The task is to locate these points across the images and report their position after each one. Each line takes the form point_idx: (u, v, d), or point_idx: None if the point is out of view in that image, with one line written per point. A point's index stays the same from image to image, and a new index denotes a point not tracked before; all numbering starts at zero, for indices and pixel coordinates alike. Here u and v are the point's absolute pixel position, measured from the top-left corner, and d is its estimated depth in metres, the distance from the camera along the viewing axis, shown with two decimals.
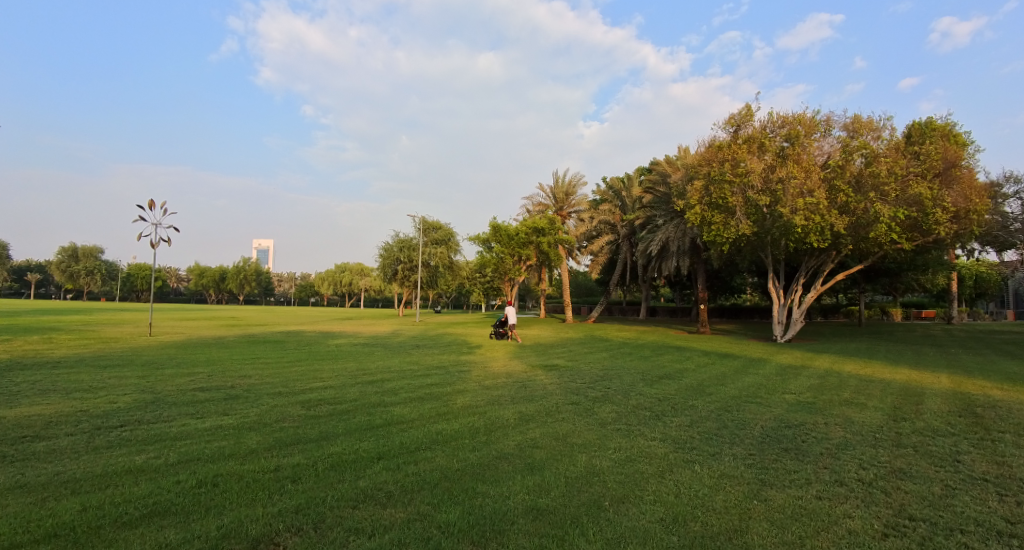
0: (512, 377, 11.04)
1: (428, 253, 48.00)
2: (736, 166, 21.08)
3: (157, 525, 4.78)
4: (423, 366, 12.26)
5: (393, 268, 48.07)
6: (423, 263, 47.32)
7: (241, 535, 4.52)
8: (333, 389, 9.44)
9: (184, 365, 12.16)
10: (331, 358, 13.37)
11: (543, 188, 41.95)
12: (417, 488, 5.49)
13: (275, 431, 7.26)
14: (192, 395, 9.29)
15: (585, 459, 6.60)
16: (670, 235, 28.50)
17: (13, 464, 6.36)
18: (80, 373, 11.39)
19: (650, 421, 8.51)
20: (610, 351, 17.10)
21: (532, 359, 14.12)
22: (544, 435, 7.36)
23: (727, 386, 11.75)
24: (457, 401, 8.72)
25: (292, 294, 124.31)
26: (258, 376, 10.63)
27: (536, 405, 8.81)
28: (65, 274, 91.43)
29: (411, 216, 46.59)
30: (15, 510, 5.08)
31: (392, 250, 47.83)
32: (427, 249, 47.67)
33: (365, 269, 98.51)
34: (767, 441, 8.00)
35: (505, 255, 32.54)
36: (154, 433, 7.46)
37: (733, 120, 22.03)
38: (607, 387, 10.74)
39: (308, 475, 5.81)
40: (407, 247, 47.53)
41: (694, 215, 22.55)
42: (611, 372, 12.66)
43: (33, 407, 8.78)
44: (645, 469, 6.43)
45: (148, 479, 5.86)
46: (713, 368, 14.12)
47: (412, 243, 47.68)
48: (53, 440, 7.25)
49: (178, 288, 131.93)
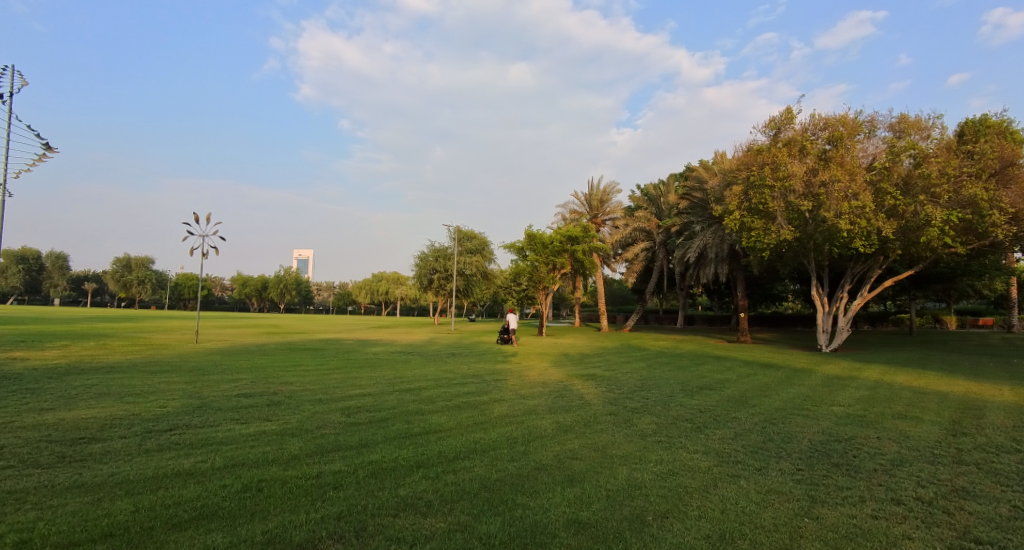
0: (549, 386, 10.93)
1: (463, 262, 48.56)
2: (777, 170, 20.42)
3: (205, 528, 4.88)
4: (458, 374, 12.22)
5: (428, 277, 48.81)
6: (457, 272, 47.83)
7: (285, 541, 4.57)
8: (371, 397, 9.49)
9: (228, 371, 12.54)
10: (368, 366, 13.52)
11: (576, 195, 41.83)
12: (456, 498, 5.44)
13: (317, 437, 7.37)
14: (236, 401, 9.54)
15: (626, 472, 6.43)
16: (708, 242, 27.83)
17: (71, 464, 6.67)
18: (132, 378, 11.84)
19: (691, 433, 8.26)
20: (647, 361, 16.75)
21: (568, 369, 13.94)
22: (583, 446, 7.21)
23: (771, 398, 11.30)
24: (494, 410, 8.66)
25: (331, 303, 127.54)
26: (299, 384, 10.80)
27: (574, 415, 8.68)
28: (119, 283, 96.92)
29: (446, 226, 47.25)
30: (74, 509, 5.31)
31: (427, 259, 48.74)
32: (461, 258, 48.28)
33: (402, 278, 100.54)
34: (815, 455, 7.64)
35: (539, 263, 31.95)
36: (201, 437, 7.69)
37: (772, 122, 21.40)
38: (646, 397, 10.48)
39: (349, 483, 5.86)
40: (442, 256, 48.24)
41: (732, 220, 21.95)
42: (649, 382, 12.37)
43: (89, 410, 9.21)
44: (689, 483, 6.22)
45: (196, 482, 6.02)
46: (755, 378, 13.63)
47: (447, 252, 48.29)
48: (107, 442, 7.56)
49: (223, 296, 137.45)
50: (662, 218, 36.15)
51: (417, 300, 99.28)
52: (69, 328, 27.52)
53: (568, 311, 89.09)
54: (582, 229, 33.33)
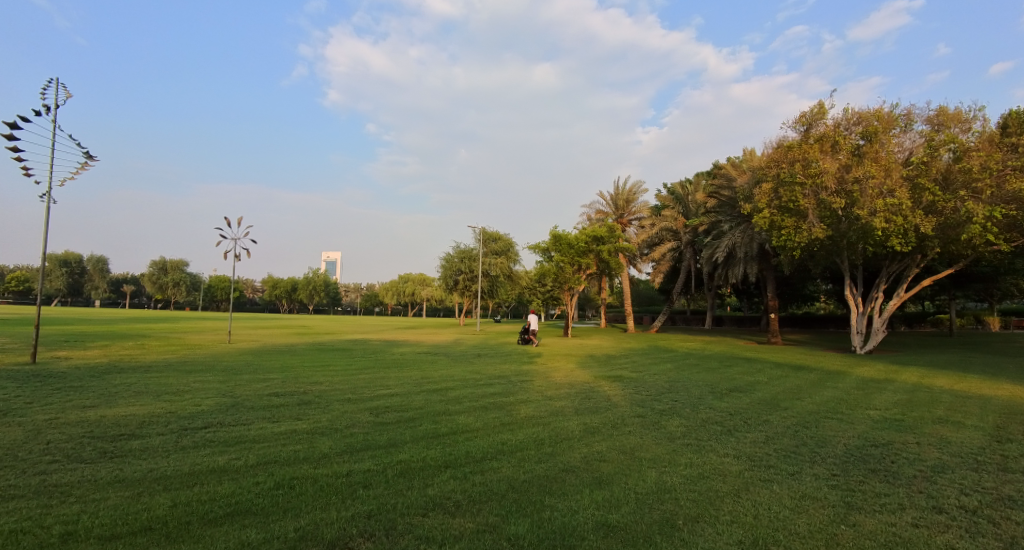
0: (575, 388, 10.86)
1: (488, 263, 48.75)
2: (808, 167, 19.91)
3: (239, 524, 5.00)
4: (485, 375, 12.25)
5: (454, 278, 49.19)
6: (483, 273, 48.05)
7: (317, 538, 4.64)
8: (399, 397, 9.59)
9: (260, 371, 12.84)
10: (395, 366, 13.66)
11: (603, 195, 41.62)
12: (484, 498, 5.45)
13: (346, 436, 7.48)
14: (268, 400, 9.76)
15: (655, 475, 6.33)
16: (737, 241, 27.30)
17: (112, 459, 6.93)
18: (169, 377, 12.22)
19: (721, 436, 8.10)
20: (675, 363, 16.51)
21: (595, 370, 13.83)
22: (610, 448, 7.14)
23: (804, 401, 10.99)
24: (521, 411, 8.66)
25: (359, 305, 129.65)
26: (328, 383, 10.99)
27: (601, 417, 8.61)
28: (155, 286, 100.44)
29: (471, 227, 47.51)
30: (116, 503, 5.51)
31: (452, 261, 49.12)
32: (486, 260, 48.47)
33: (428, 279, 101.53)
34: (851, 460, 7.40)
35: (565, 264, 31.81)
36: (234, 435, 7.90)
37: (803, 118, 20.88)
38: (674, 400, 10.33)
39: (379, 481, 5.92)
40: (467, 257, 48.55)
41: (762, 219, 21.48)
42: (677, 384, 12.19)
43: (129, 408, 9.55)
44: (719, 487, 6.09)
45: (230, 479, 6.18)
46: (787, 381, 13.29)
47: (472, 253, 48.61)
48: (146, 438, 7.83)
49: (254, 297, 141.06)
50: (689, 218, 35.63)
51: (442, 301, 99.99)
52: (111, 329, 28.66)
53: (593, 312, 88.48)
54: (608, 229, 33.10)
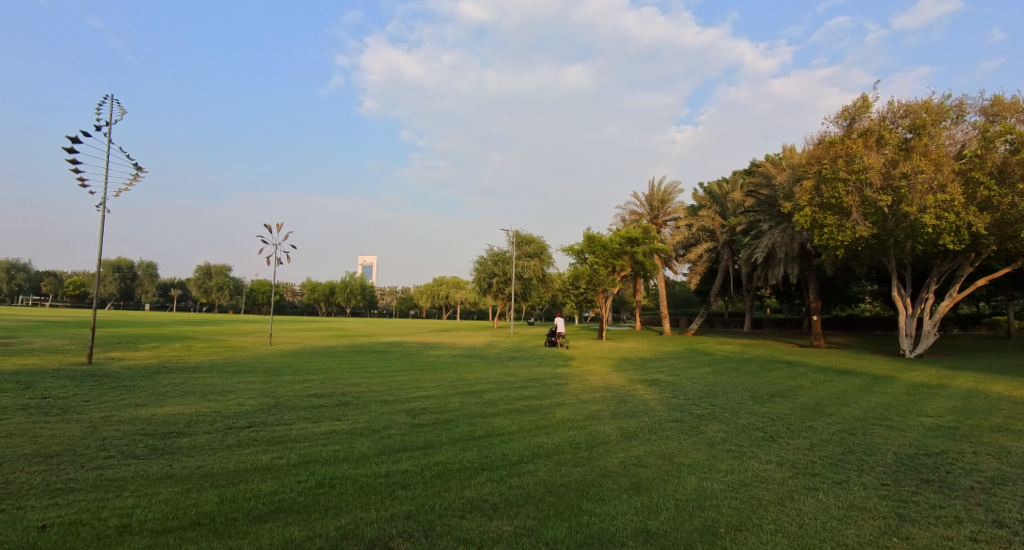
0: (611, 391, 10.73)
1: (521, 266, 48.85)
2: (851, 163, 19.21)
3: (283, 521, 5.14)
4: (519, 377, 12.25)
5: (488, 281, 49.49)
6: (516, 276, 48.20)
7: (357, 537, 4.73)
8: (435, 399, 9.69)
9: (300, 372, 13.18)
10: (430, 368, 13.82)
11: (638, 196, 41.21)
12: (522, 502, 5.44)
13: (384, 437, 7.60)
14: (308, 400, 10.02)
15: (695, 481, 6.20)
16: (777, 241, 26.49)
17: (163, 456, 7.24)
18: (214, 378, 12.69)
19: (763, 442, 7.87)
20: (713, 366, 16.14)
21: (630, 374, 13.66)
22: (648, 453, 7.03)
23: (850, 407, 10.55)
24: (556, 414, 8.62)
25: (394, 308, 131.99)
26: (366, 385, 11.21)
27: (638, 421, 8.50)
28: (201, 290, 105.09)
29: (505, 230, 47.67)
30: (167, 498, 5.75)
31: (486, 264, 49.39)
32: (520, 262, 48.59)
33: (461, 282, 102.51)
34: (902, 469, 7.06)
35: (599, 266, 31.53)
36: (277, 434, 8.15)
37: (845, 112, 20.17)
38: (713, 404, 10.09)
39: (416, 483, 5.99)
40: (501, 260, 48.76)
41: (802, 218, 20.80)
42: (716, 388, 11.90)
43: (177, 407, 9.97)
44: (763, 495, 5.91)
45: (273, 477, 6.37)
46: (831, 386, 12.79)
47: (506, 256, 48.86)
48: (194, 436, 8.15)
49: (294, 300, 145.47)
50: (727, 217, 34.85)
51: (475, 304, 100.60)
52: (164, 331, 30.10)
53: (627, 315, 87.51)
54: (643, 230, 32.72)
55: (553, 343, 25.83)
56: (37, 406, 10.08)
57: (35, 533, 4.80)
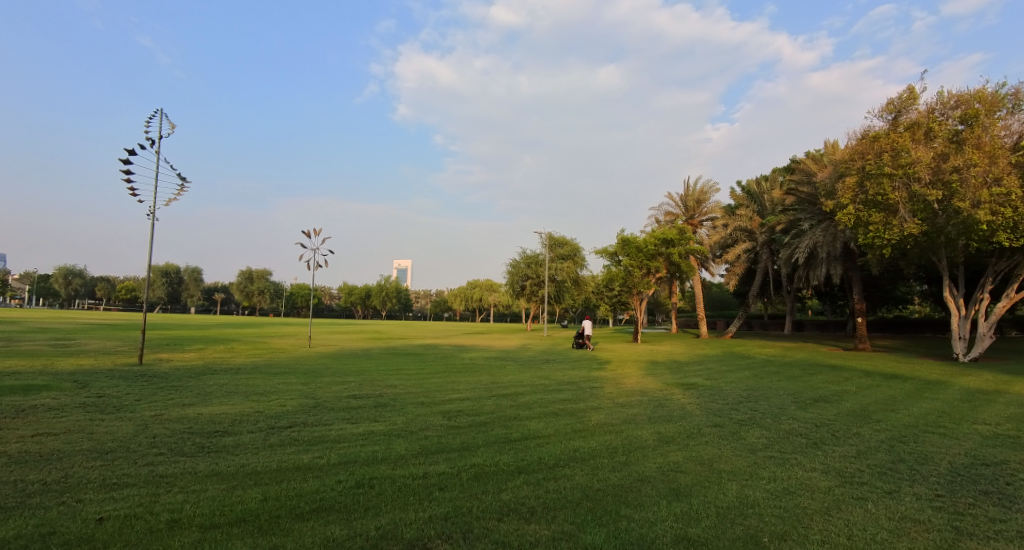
0: (647, 395, 10.57)
1: (554, 268, 48.77)
2: (898, 157, 18.41)
3: (325, 520, 5.27)
4: (554, 381, 12.20)
5: (520, 284, 49.53)
6: (550, 278, 48.13)
7: (397, 538, 4.81)
8: (470, 401, 9.75)
9: (338, 374, 13.48)
10: (465, 371, 13.91)
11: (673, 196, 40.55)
12: (559, 506, 5.42)
13: (421, 438, 7.72)
14: (346, 402, 10.24)
15: (736, 488, 6.04)
16: (818, 241, 25.63)
17: (210, 454, 7.54)
18: (256, 379, 13.12)
19: (807, 450, 7.62)
20: (752, 370, 15.68)
21: (667, 377, 13.42)
22: (687, 458, 6.90)
23: (899, 413, 10.10)
24: (592, 418, 8.55)
25: (428, 310, 133.75)
26: (403, 387, 11.39)
27: (676, 426, 8.35)
28: (244, 293, 109.38)
29: (537, 232, 47.59)
30: (213, 495, 5.97)
31: (519, 266, 49.40)
32: (553, 265, 48.52)
33: (494, 285, 103.17)
34: (957, 480, 6.70)
35: (633, 267, 31.17)
36: (317, 434, 8.35)
37: (891, 105, 19.36)
38: (753, 409, 9.83)
39: (453, 484, 6.05)
40: (534, 263, 48.66)
41: (845, 216, 20.04)
42: (756, 392, 11.57)
43: (222, 406, 10.36)
44: (808, 504, 5.71)
45: (314, 476, 6.53)
46: (879, 391, 12.26)
47: (539, 258, 48.70)
48: (238, 436, 8.44)
49: (331, 303, 149.39)
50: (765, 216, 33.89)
51: (508, 307, 100.91)
52: (211, 334, 31.38)
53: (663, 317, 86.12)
54: (678, 231, 32.16)
55: (578, 345, 25.75)
56: (93, 405, 10.64)
57: (94, 525, 5.06)
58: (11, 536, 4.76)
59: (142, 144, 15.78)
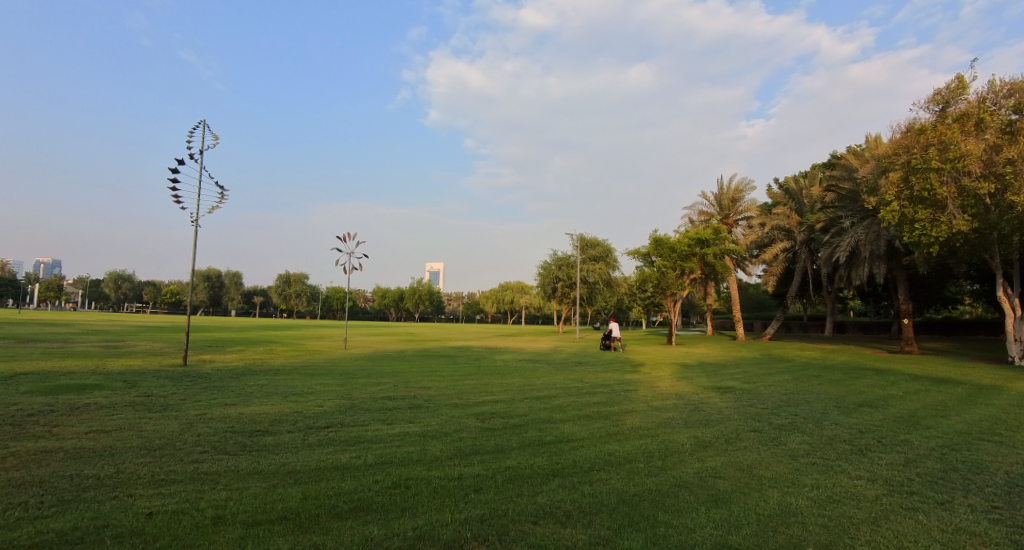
0: (682, 399, 10.39)
1: (585, 270, 48.57)
2: (946, 150, 17.60)
3: (363, 519, 5.38)
4: (587, 383, 12.13)
5: (551, 285, 49.49)
6: (581, 280, 47.89)
7: (434, 539, 4.87)
8: (503, 404, 9.78)
9: (374, 376, 13.74)
10: (498, 373, 13.97)
11: (707, 195, 39.80)
12: (595, 510, 5.38)
13: (455, 440, 7.79)
14: (382, 403, 10.42)
15: (778, 496, 5.88)
16: (860, 239, 24.69)
17: (253, 453, 7.80)
18: (294, 380, 13.50)
19: (852, 457, 7.35)
20: (792, 373, 15.21)
21: (701, 380, 13.15)
22: (725, 464, 6.75)
23: (951, 419, 9.62)
24: (627, 421, 8.46)
25: (461, 313, 134.91)
26: (436, 389, 11.53)
27: (713, 430, 8.18)
28: (282, 296, 112.94)
29: (567, 234, 47.46)
30: (255, 493, 6.17)
31: (550, 268, 49.35)
32: (585, 266, 48.30)
33: (525, 287, 103.30)
34: (1017, 491, 6.33)
35: (666, 268, 30.73)
36: (353, 434, 8.53)
37: (938, 96, 18.54)
38: (794, 414, 9.54)
39: (488, 486, 6.09)
40: (565, 265, 48.50)
41: (889, 213, 19.25)
42: (796, 396, 11.23)
43: (264, 406, 10.70)
44: (854, 513, 5.51)
45: (352, 476, 6.67)
46: (929, 396, 11.71)
47: (570, 260, 48.52)
48: (278, 435, 8.71)
49: (366, 306, 152.49)
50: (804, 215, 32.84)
51: (539, 308, 100.96)
52: (253, 336, 32.48)
53: (698, 319, 84.32)
54: (712, 230, 31.51)
55: (606, 347, 25.52)
56: (142, 403, 11.17)
57: (145, 519, 5.31)
58: (69, 528, 5.03)
59: (190, 155, 16.62)
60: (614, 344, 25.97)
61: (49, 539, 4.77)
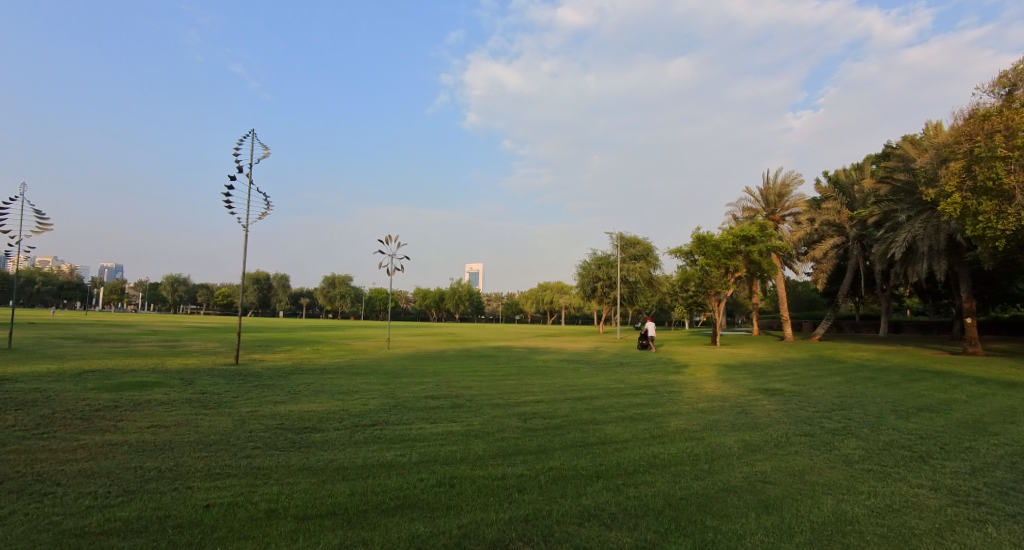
0: (728, 401, 10.12)
1: (626, 269, 48.07)
2: (1013, 137, 16.48)
3: (409, 516, 5.51)
4: (629, 384, 11.97)
5: (591, 286, 49.13)
6: (621, 279, 47.38)
7: (479, 538, 4.94)
8: (545, 404, 9.80)
9: (416, 375, 14.02)
10: (538, 374, 13.99)
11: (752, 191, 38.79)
12: (641, 513, 5.33)
13: (498, 440, 7.85)
14: (425, 402, 10.62)
15: (832, 503, 5.66)
16: (918, 234, 23.41)
17: (302, 449, 8.11)
18: (340, 379, 13.94)
19: (911, 463, 6.99)
20: (844, 376, 14.57)
21: (748, 382, 12.79)
22: (775, 469, 6.55)
23: (1023, 426, 8.99)
24: (671, 424, 8.32)
25: (500, 313, 135.77)
26: (477, 388, 11.65)
27: (761, 434, 7.95)
28: (327, 298, 116.76)
29: (608, 233, 47.03)
30: (307, 488, 6.42)
31: (590, 268, 49.03)
32: (625, 266, 47.77)
33: (565, 287, 102.76)
34: None
35: (710, 267, 29.97)
36: (399, 433, 8.73)
37: (1003, 79, 17.39)
38: (847, 418, 9.15)
39: (532, 487, 6.12)
40: (605, 264, 48.08)
41: (950, 205, 18.16)
42: (849, 400, 10.74)
43: (312, 404, 11.09)
44: (915, 524, 5.24)
45: (398, 474, 6.83)
46: (997, 401, 10.98)
47: (610, 259, 48.10)
48: (326, 432, 9.01)
49: (408, 307, 155.60)
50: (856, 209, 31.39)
51: (580, 309, 100.32)
52: (303, 337, 33.68)
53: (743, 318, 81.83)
54: (759, 227, 30.59)
55: (641, 347, 25.23)
56: (198, 400, 11.80)
57: (202, 511, 5.60)
58: (134, 517, 5.36)
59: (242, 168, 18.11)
60: (649, 344, 25.64)
61: (116, 527, 5.10)
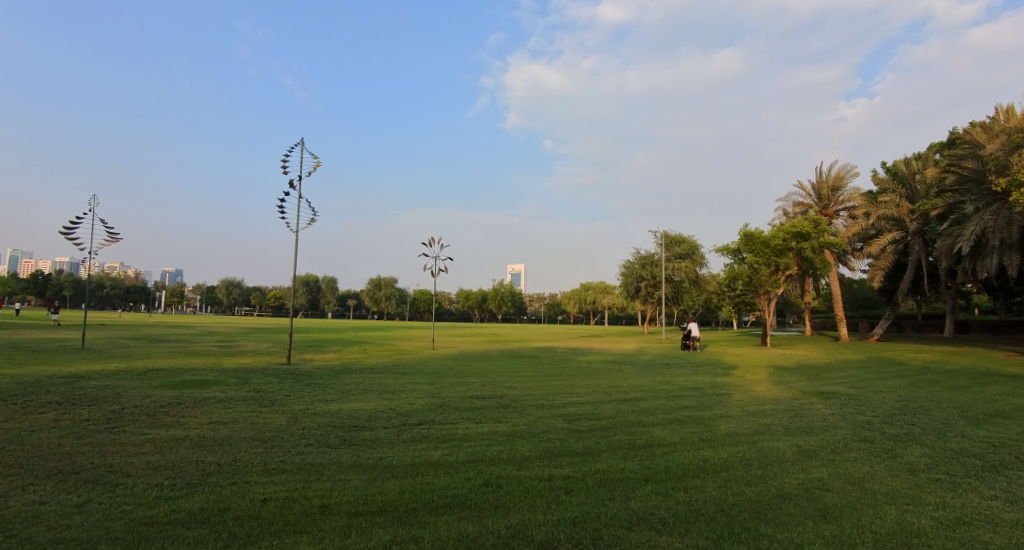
0: (782, 404, 9.77)
1: (671, 268, 47.15)
2: None
3: (458, 515, 5.63)
4: (676, 386, 11.76)
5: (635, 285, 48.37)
6: (666, 278, 46.51)
7: (528, 539, 4.99)
8: (590, 405, 9.77)
9: (461, 375, 14.23)
10: (582, 375, 13.93)
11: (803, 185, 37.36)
12: (692, 519, 5.25)
13: (543, 441, 7.88)
14: (470, 402, 10.77)
15: (896, 513, 5.40)
16: (987, 226, 21.87)
17: (353, 447, 8.39)
18: (388, 378, 14.32)
19: (984, 473, 6.57)
20: (907, 378, 13.79)
21: (802, 385, 12.32)
22: (833, 476, 6.29)
23: None
24: (721, 427, 8.13)
25: (542, 313, 135.98)
26: (521, 389, 11.73)
27: (817, 439, 7.65)
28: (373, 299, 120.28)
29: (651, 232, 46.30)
30: (358, 485, 6.64)
31: (633, 267, 48.34)
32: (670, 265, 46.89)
33: (607, 287, 101.94)
34: None
35: (759, 264, 28.93)
36: (445, 432, 8.89)
37: None
38: (911, 423, 8.68)
39: (579, 489, 6.12)
40: (648, 263, 47.25)
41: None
42: (913, 404, 10.17)
43: (361, 403, 11.45)
44: (990, 539, 4.92)
45: (445, 473, 6.97)
46: None
47: (654, 258, 47.25)
48: (375, 431, 9.29)
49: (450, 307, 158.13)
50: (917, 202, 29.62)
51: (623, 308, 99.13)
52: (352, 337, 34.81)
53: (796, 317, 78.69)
54: (813, 224, 29.36)
55: (685, 347, 24.54)
56: (255, 398, 12.39)
57: (261, 505, 5.91)
58: (197, 508, 5.71)
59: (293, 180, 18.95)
60: (695, 344, 25.04)
61: (182, 517, 5.45)
